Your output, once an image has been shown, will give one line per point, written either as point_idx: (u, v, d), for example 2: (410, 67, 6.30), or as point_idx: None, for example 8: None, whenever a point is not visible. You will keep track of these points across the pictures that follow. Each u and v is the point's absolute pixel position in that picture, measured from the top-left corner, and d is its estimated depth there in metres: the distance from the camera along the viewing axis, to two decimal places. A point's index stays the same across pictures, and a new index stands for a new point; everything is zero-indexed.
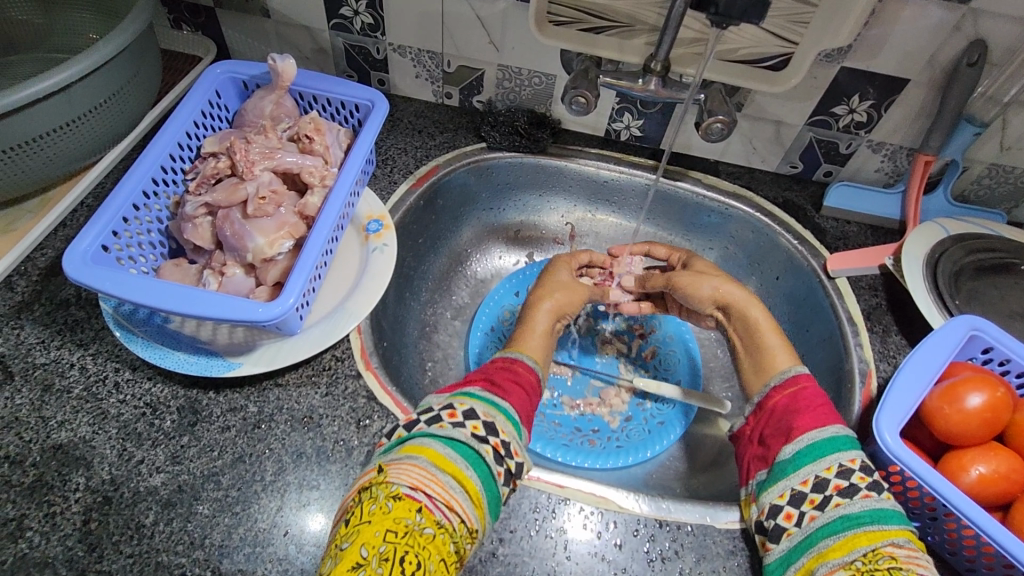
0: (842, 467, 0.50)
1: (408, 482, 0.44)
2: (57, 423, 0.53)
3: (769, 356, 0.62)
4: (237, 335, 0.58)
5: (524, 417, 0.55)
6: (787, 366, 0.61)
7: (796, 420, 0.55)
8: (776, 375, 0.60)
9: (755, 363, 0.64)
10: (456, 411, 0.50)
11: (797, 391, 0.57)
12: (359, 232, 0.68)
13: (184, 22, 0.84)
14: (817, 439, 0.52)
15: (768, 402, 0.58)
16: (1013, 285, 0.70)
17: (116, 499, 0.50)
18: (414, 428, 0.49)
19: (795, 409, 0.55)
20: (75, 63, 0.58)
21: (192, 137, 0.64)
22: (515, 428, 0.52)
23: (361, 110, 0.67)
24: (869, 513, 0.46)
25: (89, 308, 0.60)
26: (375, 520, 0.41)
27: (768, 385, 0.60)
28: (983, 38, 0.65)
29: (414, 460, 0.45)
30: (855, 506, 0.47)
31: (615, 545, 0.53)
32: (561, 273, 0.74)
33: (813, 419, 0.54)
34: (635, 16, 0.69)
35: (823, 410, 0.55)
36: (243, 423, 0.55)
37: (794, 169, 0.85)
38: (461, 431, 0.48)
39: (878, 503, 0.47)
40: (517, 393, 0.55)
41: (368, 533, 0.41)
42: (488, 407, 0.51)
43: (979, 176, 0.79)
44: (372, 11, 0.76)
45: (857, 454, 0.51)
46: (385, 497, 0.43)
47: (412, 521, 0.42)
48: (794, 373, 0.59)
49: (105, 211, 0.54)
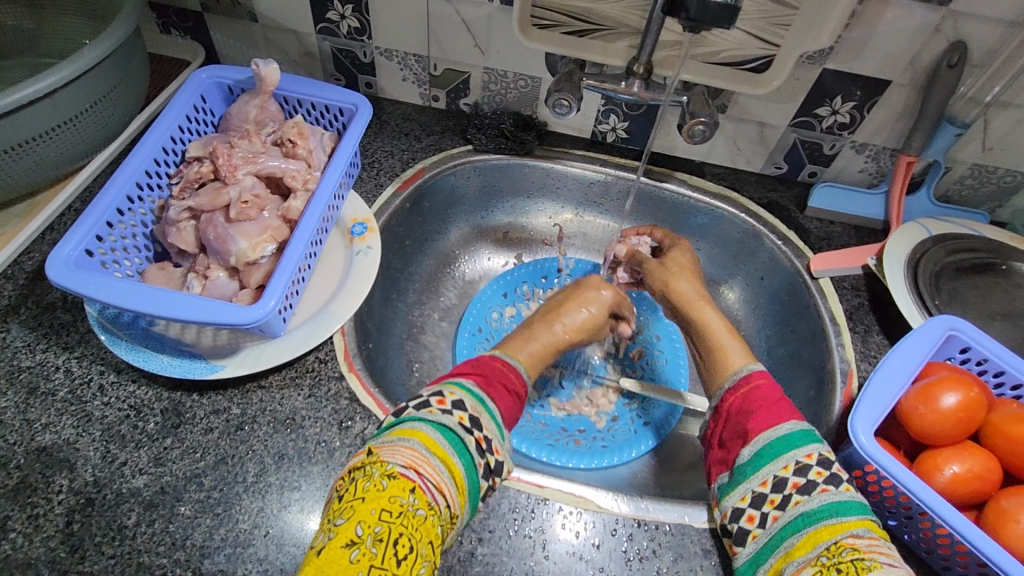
0: (800, 464, 0.50)
1: (403, 461, 0.44)
2: (41, 425, 0.54)
3: (722, 357, 0.62)
4: (222, 337, 0.58)
5: (508, 421, 0.55)
6: (739, 365, 0.61)
7: (750, 421, 0.55)
8: (730, 375, 0.60)
9: (710, 367, 0.63)
10: (446, 399, 0.50)
11: (749, 391, 0.57)
12: (344, 235, 0.68)
13: (173, 27, 0.84)
14: (772, 440, 0.52)
15: (723, 406, 0.58)
16: (994, 285, 0.71)
17: (99, 500, 0.50)
18: (402, 413, 0.49)
19: (748, 410, 0.56)
20: (60, 69, 0.59)
21: (177, 141, 0.65)
22: (498, 429, 0.52)
23: (345, 114, 0.68)
24: (828, 507, 0.47)
25: (75, 311, 0.61)
26: (370, 498, 0.42)
27: (723, 386, 0.60)
28: (964, 40, 0.65)
29: (406, 442, 0.46)
30: (814, 501, 0.48)
31: (594, 545, 0.54)
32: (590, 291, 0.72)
33: (767, 419, 0.54)
34: (619, 20, 0.70)
35: (777, 406, 0.55)
36: (226, 425, 0.55)
37: (779, 170, 0.85)
38: (450, 419, 0.49)
39: (837, 496, 0.47)
40: (506, 397, 0.55)
41: (363, 511, 0.41)
42: (477, 402, 0.51)
43: (963, 176, 0.79)
44: (358, 15, 0.76)
45: (812, 449, 0.51)
46: (380, 475, 0.43)
47: (406, 502, 0.42)
48: (748, 370, 0.59)
49: (89, 215, 0.54)
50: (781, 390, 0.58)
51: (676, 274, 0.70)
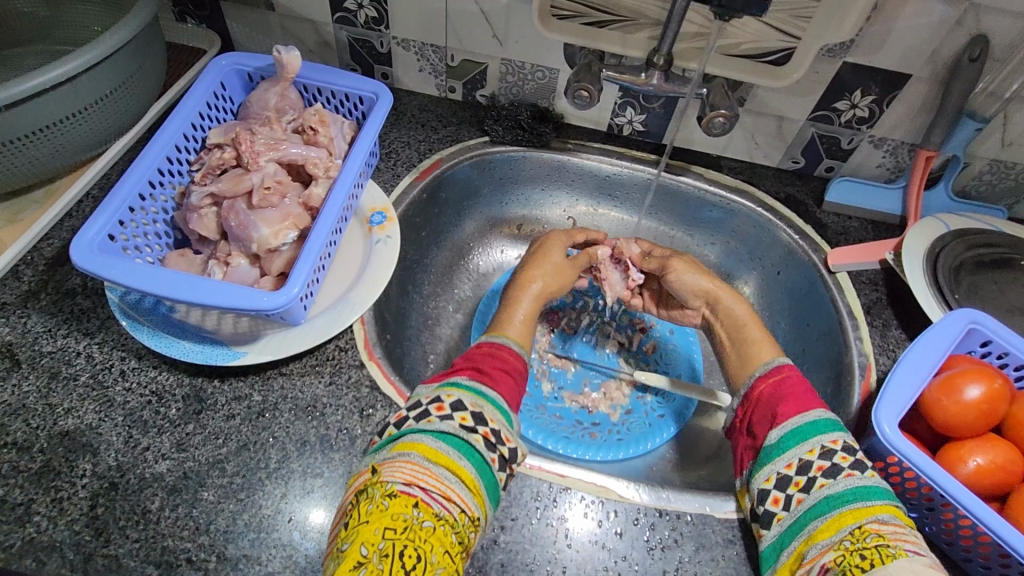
0: (825, 449, 0.50)
1: (402, 478, 0.44)
2: (64, 410, 0.54)
3: (756, 349, 0.63)
4: (242, 324, 0.58)
5: (514, 404, 0.55)
6: (770, 358, 0.62)
7: (781, 407, 0.55)
8: (760, 366, 0.61)
9: (741, 355, 0.64)
10: (444, 404, 0.51)
11: (781, 379, 0.58)
12: (362, 224, 0.68)
13: (189, 15, 0.84)
14: (800, 424, 0.52)
15: (754, 392, 0.59)
16: (1013, 280, 0.71)
17: (123, 485, 0.50)
18: (404, 425, 0.50)
19: (779, 396, 0.56)
20: (80, 54, 0.59)
21: (197, 128, 0.65)
22: (504, 416, 0.52)
23: (365, 102, 0.67)
24: (853, 492, 0.47)
25: (95, 297, 0.61)
26: (374, 520, 0.42)
27: (754, 374, 0.60)
28: (986, 33, 0.65)
29: (407, 457, 0.46)
30: (838, 485, 0.48)
31: (616, 534, 0.54)
32: (556, 253, 0.73)
33: (797, 405, 0.54)
34: (637, 11, 0.69)
35: (808, 395, 0.56)
36: (248, 411, 0.55)
37: (796, 164, 0.85)
38: (450, 423, 0.49)
39: (861, 481, 0.47)
40: (504, 380, 0.55)
41: (367, 532, 0.42)
42: (476, 397, 0.52)
43: (981, 172, 0.79)
44: (375, 5, 0.76)
45: (839, 436, 0.51)
46: (382, 496, 0.44)
47: (410, 516, 0.42)
48: (778, 362, 0.60)
49: (111, 201, 0.54)
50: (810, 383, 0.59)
51: (687, 266, 0.72)
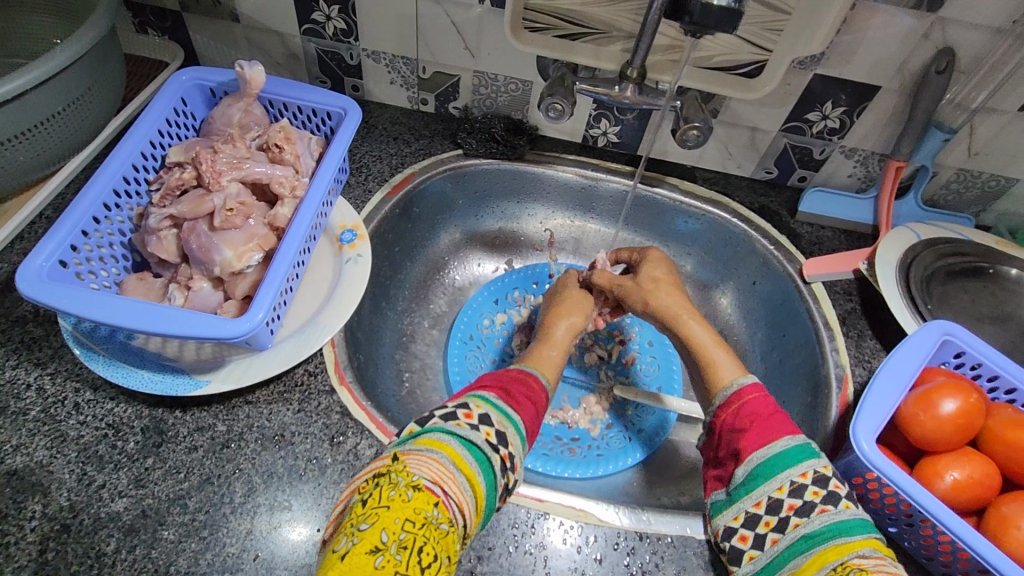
0: (795, 485, 0.49)
1: (429, 474, 0.42)
2: (12, 447, 0.51)
3: (711, 373, 0.60)
4: (205, 351, 0.56)
5: (532, 433, 0.53)
6: (731, 379, 0.58)
7: (742, 441, 0.53)
8: (720, 392, 0.58)
9: (702, 380, 0.61)
10: (473, 412, 0.49)
11: (739, 407, 0.55)
12: (332, 242, 0.66)
13: (149, 26, 0.81)
14: (767, 458, 0.51)
15: (717, 422, 0.57)
16: (982, 289, 0.72)
17: (75, 526, 0.48)
18: (428, 422, 0.47)
19: (740, 428, 0.54)
20: (29, 69, 0.56)
21: (156, 146, 0.62)
22: (522, 442, 0.50)
23: (333, 117, 0.65)
24: (831, 528, 0.46)
25: (47, 325, 0.58)
26: (394, 507, 0.39)
27: (715, 402, 0.58)
28: (951, 46, 0.66)
29: (435, 454, 0.43)
30: (814, 524, 0.46)
31: (596, 559, 0.52)
32: (572, 289, 0.72)
33: (761, 436, 0.52)
34: (611, 24, 0.69)
35: (771, 421, 0.53)
36: (211, 442, 0.53)
37: (769, 174, 0.85)
38: (477, 434, 0.47)
39: (837, 516, 0.46)
40: (530, 409, 0.54)
41: (387, 519, 0.39)
42: (503, 417, 0.50)
43: (949, 181, 0.80)
44: (344, 16, 0.74)
45: (808, 467, 0.50)
46: (406, 485, 0.41)
47: (431, 514, 0.40)
48: (738, 386, 0.57)
49: (62, 226, 0.51)
50: (774, 399, 0.56)
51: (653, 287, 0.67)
